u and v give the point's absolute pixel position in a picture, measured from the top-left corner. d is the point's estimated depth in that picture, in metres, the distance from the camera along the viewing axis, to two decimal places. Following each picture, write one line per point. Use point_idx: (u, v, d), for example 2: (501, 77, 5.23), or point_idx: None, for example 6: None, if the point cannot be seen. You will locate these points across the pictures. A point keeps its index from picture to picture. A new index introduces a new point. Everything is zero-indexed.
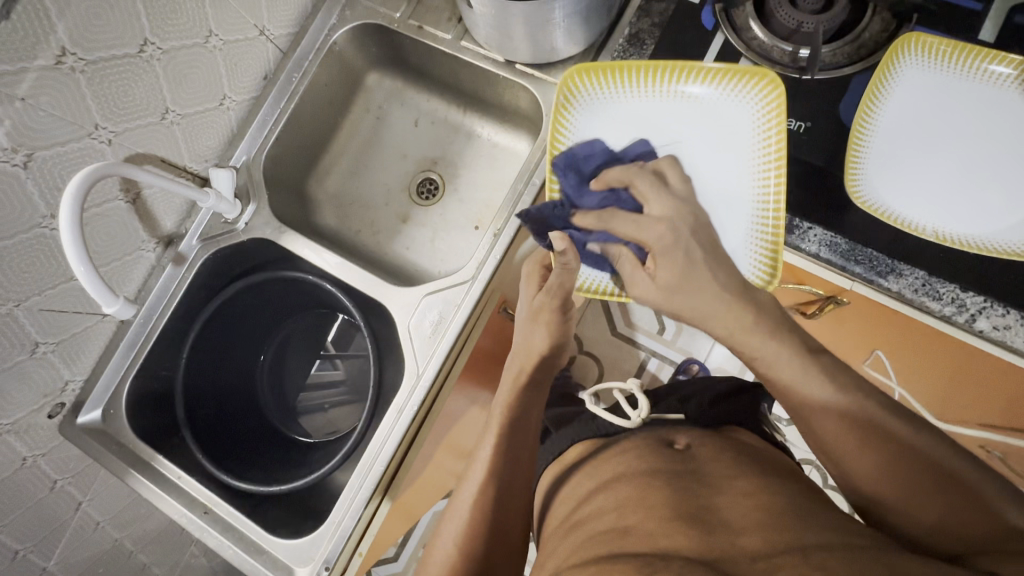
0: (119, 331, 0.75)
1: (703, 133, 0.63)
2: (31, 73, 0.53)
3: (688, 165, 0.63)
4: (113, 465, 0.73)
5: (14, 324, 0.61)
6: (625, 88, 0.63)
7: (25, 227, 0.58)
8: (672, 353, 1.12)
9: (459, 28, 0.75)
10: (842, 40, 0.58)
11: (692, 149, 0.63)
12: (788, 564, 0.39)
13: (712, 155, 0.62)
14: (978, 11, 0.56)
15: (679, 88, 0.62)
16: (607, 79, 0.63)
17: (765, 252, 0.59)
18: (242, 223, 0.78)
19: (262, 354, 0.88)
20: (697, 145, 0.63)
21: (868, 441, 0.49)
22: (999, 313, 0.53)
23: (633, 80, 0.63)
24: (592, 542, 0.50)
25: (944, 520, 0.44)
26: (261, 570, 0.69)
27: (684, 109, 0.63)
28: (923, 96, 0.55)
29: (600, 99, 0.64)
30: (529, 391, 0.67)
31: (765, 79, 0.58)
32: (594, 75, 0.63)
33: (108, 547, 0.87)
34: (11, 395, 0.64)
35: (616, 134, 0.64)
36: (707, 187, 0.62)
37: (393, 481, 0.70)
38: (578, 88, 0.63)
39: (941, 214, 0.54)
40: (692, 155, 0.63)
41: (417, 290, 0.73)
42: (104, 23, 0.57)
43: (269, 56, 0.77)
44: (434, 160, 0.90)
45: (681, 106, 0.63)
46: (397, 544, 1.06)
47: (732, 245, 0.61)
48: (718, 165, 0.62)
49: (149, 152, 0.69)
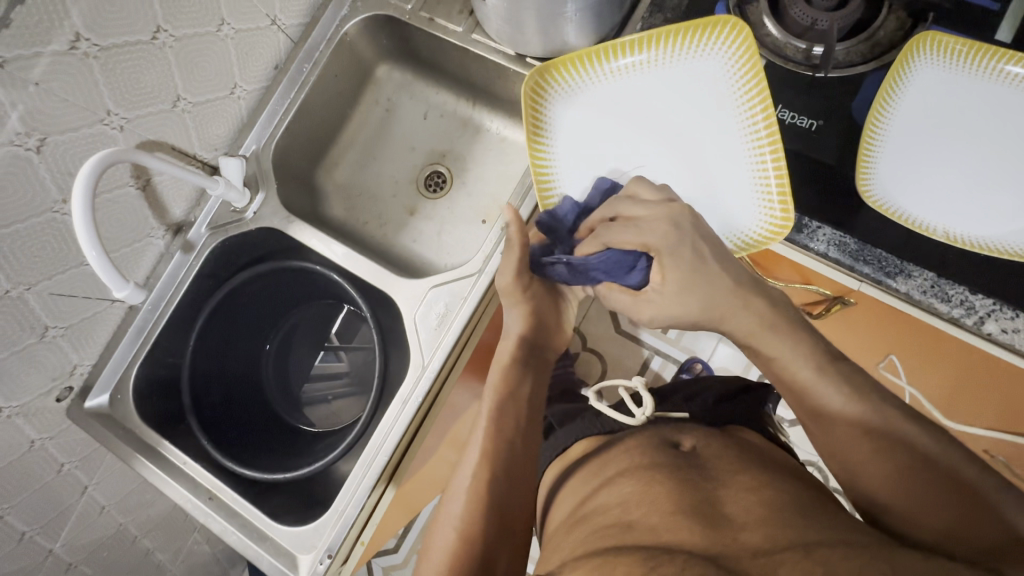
0: (127, 317, 0.75)
1: (679, 91, 0.64)
2: (44, 58, 0.53)
3: (666, 137, 0.65)
4: (119, 450, 0.73)
5: (24, 307, 0.62)
6: (575, 88, 0.67)
7: (37, 211, 0.59)
8: (676, 352, 1.12)
9: (471, 21, 0.75)
10: (856, 38, 0.57)
11: (670, 118, 0.65)
12: (792, 560, 0.39)
13: (692, 118, 0.64)
14: (995, 10, 0.55)
15: (633, 63, 0.65)
16: (571, 71, 0.66)
17: (772, 219, 0.60)
18: (251, 212, 0.78)
19: (267, 344, 0.88)
20: (675, 114, 0.65)
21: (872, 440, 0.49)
22: (1008, 316, 0.53)
23: (580, 75, 0.66)
24: (596, 535, 0.50)
25: (951, 529, 0.43)
26: (264, 556, 0.69)
27: (656, 83, 0.65)
28: (934, 96, 0.55)
29: (558, 106, 0.67)
30: (533, 372, 0.67)
31: (719, 25, 0.59)
32: (541, 88, 0.66)
33: (113, 531, 0.88)
34: (22, 378, 0.65)
35: (591, 121, 0.67)
36: (689, 156, 0.65)
37: (397, 470, 0.70)
38: (541, 91, 0.66)
39: (953, 213, 0.53)
40: (678, 116, 0.65)
41: (425, 281, 0.73)
42: (116, 10, 0.57)
43: (280, 45, 0.77)
44: (442, 153, 0.90)
45: (651, 79, 0.65)
46: (399, 535, 1.05)
47: (724, 210, 0.63)
48: (705, 121, 0.64)
49: (160, 140, 0.69)
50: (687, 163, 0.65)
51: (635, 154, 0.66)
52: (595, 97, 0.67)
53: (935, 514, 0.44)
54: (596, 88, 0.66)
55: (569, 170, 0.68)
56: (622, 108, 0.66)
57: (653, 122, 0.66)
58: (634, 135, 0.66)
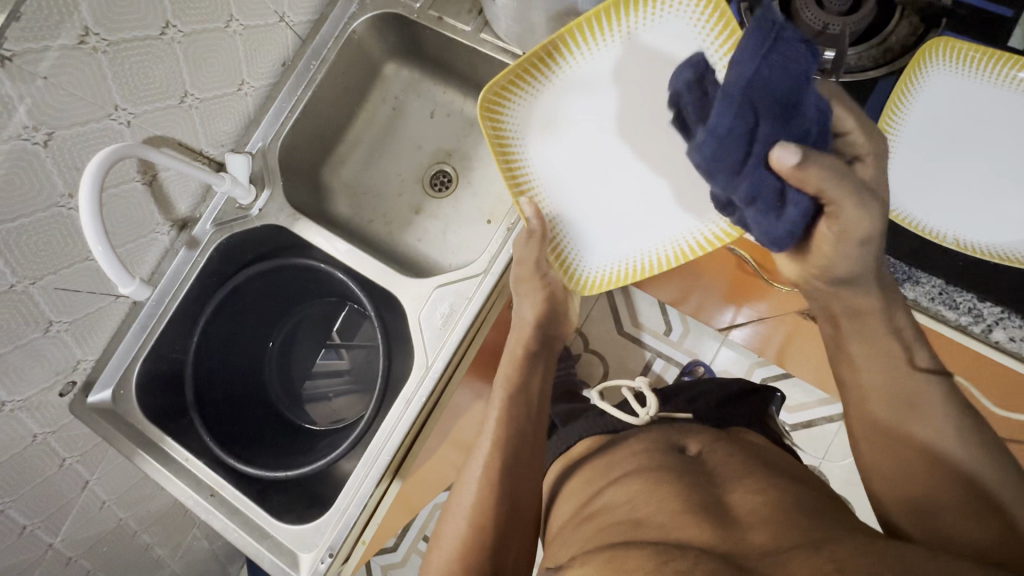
0: (131, 313, 0.75)
1: (648, 75, 0.62)
2: (53, 51, 0.53)
3: (639, 127, 0.63)
4: (121, 444, 0.73)
5: (29, 301, 0.62)
6: (538, 88, 0.64)
7: (45, 206, 0.59)
8: (678, 354, 1.11)
9: (479, 20, 0.74)
10: (869, 43, 0.56)
11: (645, 105, 0.63)
12: (801, 557, 0.39)
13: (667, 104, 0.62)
14: (1009, 16, 0.54)
15: (595, 53, 0.63)
16: (542, 64, 0.63)
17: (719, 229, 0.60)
18: (256, 208, 0.78)
19: (270, 341, 0.88)
20: (648, 103, 0.63)
21: (895, 446, 0.50)
22: (1017, 325, 0.53)
23: (541, 74, 0.64)
24: (603, 533, 0.50)
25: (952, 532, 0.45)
26: (266, 554, 0.69)
27: (623, 71, 0.63)
28: (946, 101, 0.55)
29: (521, 109, 0.65)
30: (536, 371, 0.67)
31: None
32: (501, 95, 0.63)
33: (112, 526, 0.88)
34: (25, 371, 0.65)
35: (561, 119, 0.65)
36: (664, 142, 0.63)
37: (401, 466, 0.70)
38: (503, 97, 0.63)
39: (964, 220, 0.53)
40: (652, 101, 0.62)
41: (429, 281, 0.73)
42: (126, 4, 0.57)
43: (288, 43, 0.77)
44: (448, 152, 0.90)
45: (616, 68, 0.63)
46: (398, 533, 1.03)
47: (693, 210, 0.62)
48: None
49: (167, 135, 0.69)
50: (666, 148, 0.63)
51: (611, 150, 0.65)
52: (560, 95, 0.65)
53: (958, 525, 0.45)
54: (560, 85, 0.64)
55: (545, 174, 0.65)
56: (588, 104, 0.64)
57: (626, 108, 0.63)
58: (611, 127, 0.64)
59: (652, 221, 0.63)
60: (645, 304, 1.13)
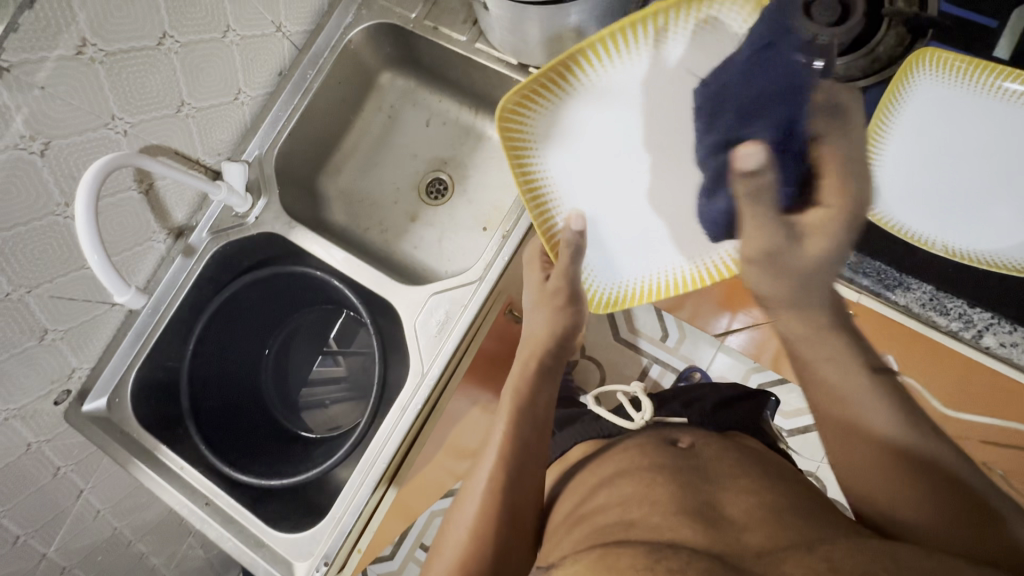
0: (127, 321, 0.76)
1: (674, 91, 0.60)
2: (50, 62, 0.54)
3: (663, 144, 0.62)
4: (117, 453, 0.73)
5: (25, 309, 0.62)
6: (565, 96, 0.65)
7: (41, 214, 0.59)
8: (675, 361, 1.12)
9: (474, 31, 0.75)
10: (856, 53, 0.57)
11: (669, 123, 0.62)
12: (794, 558, 0.39)
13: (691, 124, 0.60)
14: (993, 27, 0.56)
15: (623, 63, 0.62)
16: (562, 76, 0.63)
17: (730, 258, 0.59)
18: (253, 216, 0.78)
19: (268, 347, 0.87)
20: (672, 121, 0.61)
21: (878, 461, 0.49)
22: (1006, 330, 0.54)
23: (568, 83, 0.64)
24: (595, 535, 0.50)
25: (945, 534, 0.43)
26: (261, 562, 0.69)
27: (650, 85, 0.62)
28: (932, 112, 0.55)
29: (548, 114, 0.66)
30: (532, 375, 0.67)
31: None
32: (526, 104, 0.64)
33: (107, 536, 0.87)
34: (20, 380, 0.65)
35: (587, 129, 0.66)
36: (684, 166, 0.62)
37: (397, 473, 0.70)
38: (528, 106, 0.64)
39: (953, 228, 0.54)
40: (677, 118, 0.61)
41: (425, 288, 0.73)
42: (123, 15, 0.58)
43: (285, 52, 0.78)
44: (444, 160, 0.91)
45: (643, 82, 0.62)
46: (394, 542, 1.02)
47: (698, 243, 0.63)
48: None
49: (164, 144, 0.70)
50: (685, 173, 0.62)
51: (634, 166, 0.65)
52: (587, 104, 0.65)
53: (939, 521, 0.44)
54: (588, 94, 0.65)
55: (567, 186, 0.67)
56: (615, 115, 0.65)
57: (650, 124, 0.63)
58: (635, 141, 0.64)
59: (667, 241, 0.65)
60: (642, 311, 1.13)
